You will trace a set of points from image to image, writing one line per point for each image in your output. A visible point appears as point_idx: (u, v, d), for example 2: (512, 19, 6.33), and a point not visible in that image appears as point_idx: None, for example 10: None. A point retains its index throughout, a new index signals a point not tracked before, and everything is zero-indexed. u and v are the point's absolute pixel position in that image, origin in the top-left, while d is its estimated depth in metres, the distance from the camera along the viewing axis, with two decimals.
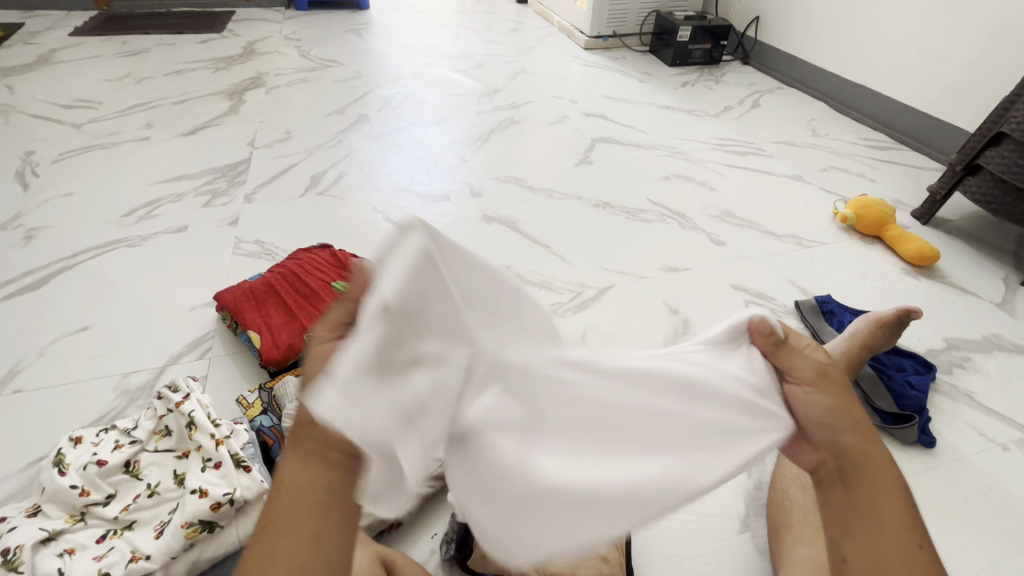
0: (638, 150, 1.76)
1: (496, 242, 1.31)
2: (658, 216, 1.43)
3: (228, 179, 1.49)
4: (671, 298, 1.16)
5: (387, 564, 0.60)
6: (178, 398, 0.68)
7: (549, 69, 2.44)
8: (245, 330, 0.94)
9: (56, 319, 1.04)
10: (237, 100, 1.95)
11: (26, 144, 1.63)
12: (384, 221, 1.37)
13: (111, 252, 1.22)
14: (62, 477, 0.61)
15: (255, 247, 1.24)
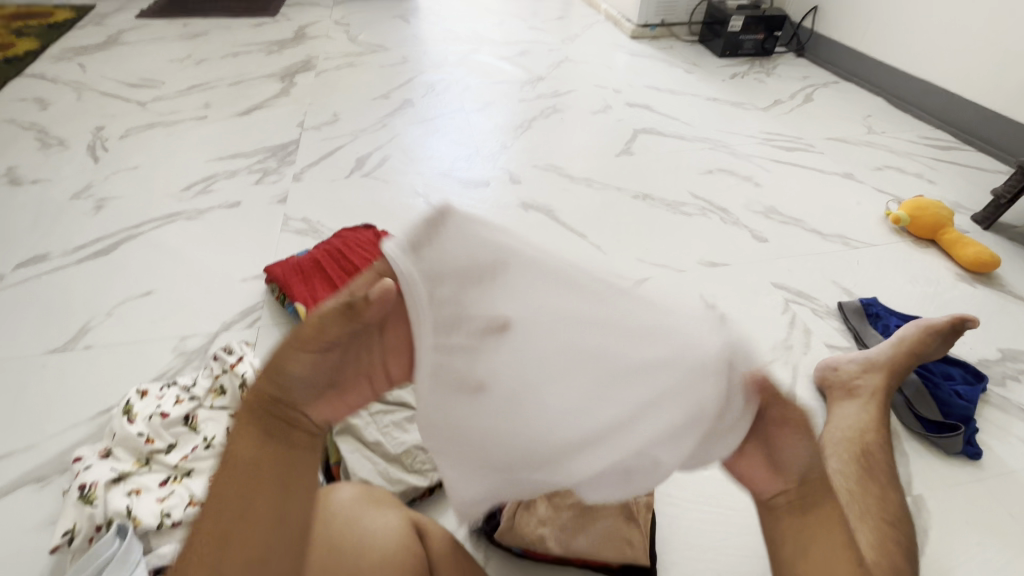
0: (681, 142, 1.74)
1: (534, 230, 1.32)
2: (699, 210, 1.41)
3: (279, 158, 1.55)
4: (708, 292, 1.15)
5: (417, 529, 0.62)
6: (233, 359, 0.73)
7: (593, 57, 2.41)
8: (292, 302, 0.99)
9: (122, 283, 1.12)
10: (289, 83, 2.02)
11: (97, 120, 1.74)
12: (424, 204, 1.40)
13: (171, 223, 1.29)
14: (131, 425, 0.67)
15: (303, 225, 1.30)
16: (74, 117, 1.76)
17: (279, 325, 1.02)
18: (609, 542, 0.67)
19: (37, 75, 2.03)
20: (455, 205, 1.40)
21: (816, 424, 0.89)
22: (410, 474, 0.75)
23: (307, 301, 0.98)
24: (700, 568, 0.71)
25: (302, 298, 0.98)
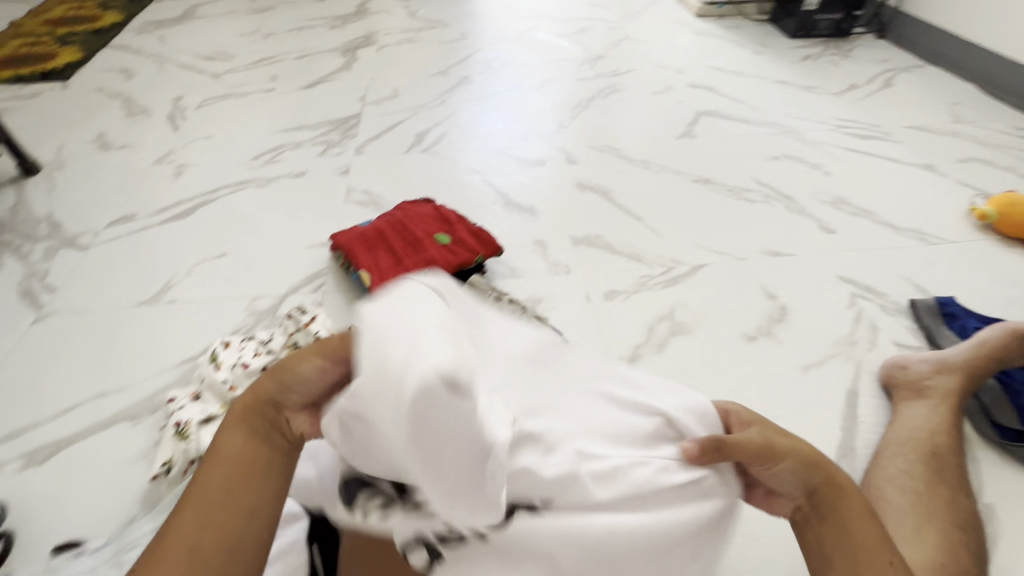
0: (745, 127, 1.67)
1: (589, 210, 1.31)
2: (762, 198, 1.36)
3: (341, 132, 1.60)
4: (769, 282, 1.12)
5: None
6: (307, 319, 0.78)
7: (654, 36, 2.34)
8: (357, 270, 1.02)
9: (199, 244, 1.19)
10: (351, 58, 2.06)
11: (175, 91, 1.84)
12: (480, 181, 1.41)
13: (243, 190, 1.36)
14: (217, 372, 0.72)
15: (364, 197, 1.34)
16: (155, 87, 1.87)
17: (343, 291, 1.06)
18: None
19: (122, 47, 2.15)
20: (510, 182, 1.41)
21: (881, 423, 0.86)
22: None
23: (371, 269, 1.02)
24: (751, 555, 0.71)
25: (367, 267, 1.02)
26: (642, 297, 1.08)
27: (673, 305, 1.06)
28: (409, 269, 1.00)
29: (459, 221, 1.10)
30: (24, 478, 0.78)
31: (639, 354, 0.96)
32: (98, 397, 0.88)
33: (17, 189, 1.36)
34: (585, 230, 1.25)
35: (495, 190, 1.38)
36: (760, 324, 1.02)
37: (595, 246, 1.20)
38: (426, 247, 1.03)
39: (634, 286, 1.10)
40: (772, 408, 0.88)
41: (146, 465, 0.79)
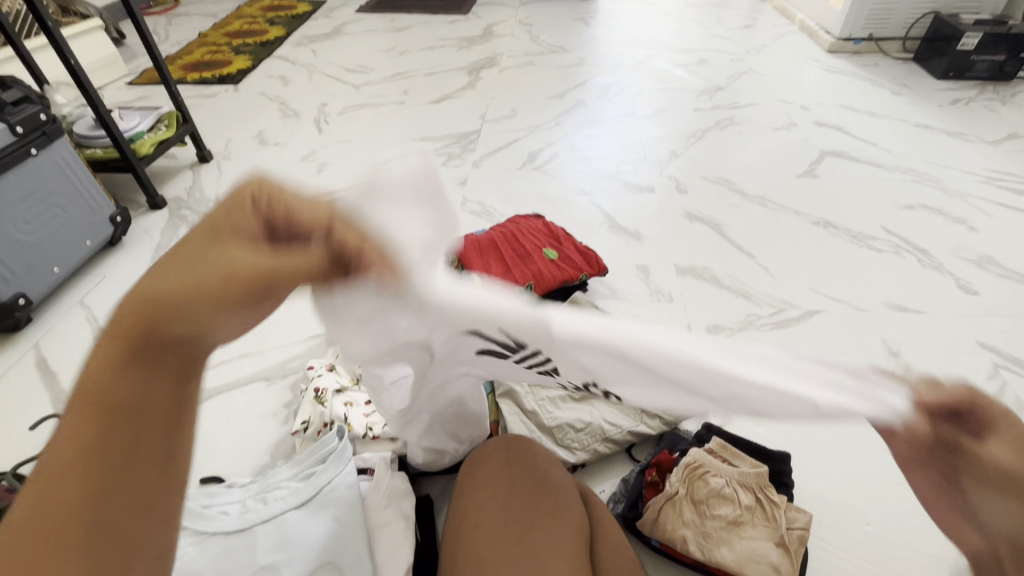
0: (877, 170, 1.56)
1: (697, 241, 1.30)
2: (891, 248, 1.27)
3: (461, 145, 1.71)
4: (893, 338, 1.04)
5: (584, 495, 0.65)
6: None
7: (780, 70, 2.26)
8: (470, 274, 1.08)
9: None
10: (475, 77, 2.21)
11: (322, 98, 2.08)
12: (588, 202, 1.45)
13: None
14: None
15: (478, 207, 1.43)
16: (306, 94, 2.12)
17: None
18: (754, 563, 0.65)
19: (282, 58, 2.47)
20: (616, 205, 1.43)
21: None
22: (558, 447, 0.81)
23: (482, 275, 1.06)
24: None
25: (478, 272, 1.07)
26: (748, 336, 1.05)
27: (780, 349, 1.02)
28: (518, 279, 1.05)
29: (567, 238, 1.14)
30: None
31: None
32: (243, 357, 1.02)
33: (194, 173, 1.60)
34: (690, 261, 1.24)
35: (601, 212, 1.41)
36: None
37: (700, 278, 1.19)
38: (535, 260, 1.08)
39: (739, 324, 1.08)
40: (887, 473, 0.82)
41: (278, 422, 0.90)
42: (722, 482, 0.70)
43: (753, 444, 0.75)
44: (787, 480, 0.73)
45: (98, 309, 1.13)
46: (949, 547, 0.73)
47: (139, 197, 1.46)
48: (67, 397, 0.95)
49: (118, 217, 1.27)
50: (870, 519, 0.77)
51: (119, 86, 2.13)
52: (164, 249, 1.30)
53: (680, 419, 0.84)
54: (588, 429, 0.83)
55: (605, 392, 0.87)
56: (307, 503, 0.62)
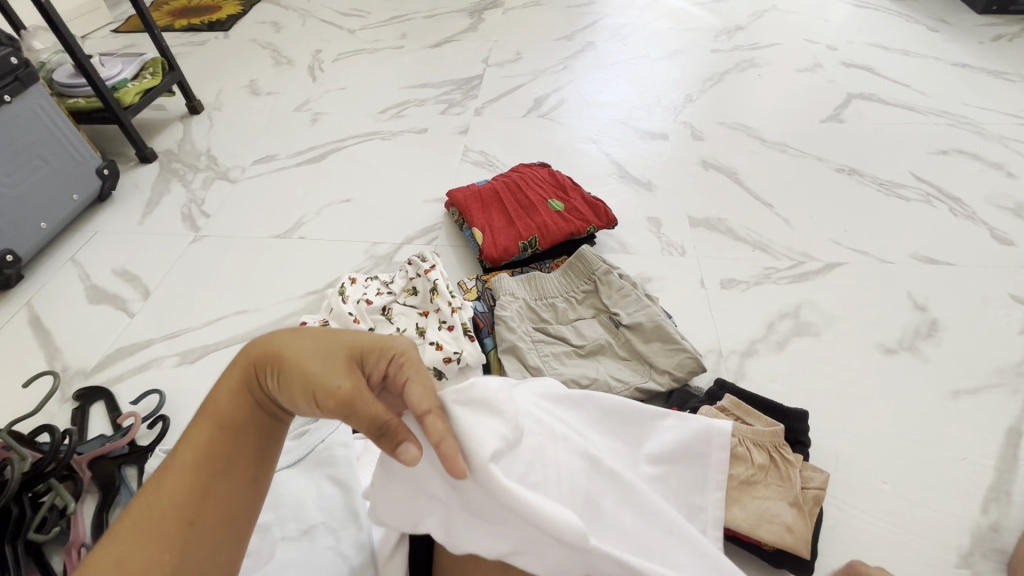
0: (908, 114, 1.45)
1: (712, 191, 1.23)
2: (921, 196, 1.19)
3: (463, 92, 1.62)
4: (919, 292, 0.98)
5: None
6: (426, 266, 0.79)
7: (807, 7, 2.09)
8: (470, 227, 1.03)
9: (328, 188, 1.28)
10: (477, 19, 2.07)
11: (316, 44, 1.96)
12: (596, 150, 1.37)
13: (369, 141, 1.43)
14: (343, 304, 0.77)
15: (480, 157, 1.35)
16: (299, 40, 2.00)
17: (454, 247, 1.09)
18: (766, 523, 0.61)
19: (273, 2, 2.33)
20: (627, 154, 1.35)
21: None
22: None
23: (483, 228, 1.01)
24: None
25: (480, 224, 1.01)
26: (764, 290, 1.00)
27: (798, 304, 0.97)
28: (522, 231, 0.99)
29: (574, 188, 1.07)
30: (179, 373, 0.90)
31: (754, 350, 0.89)
32: (238, 314, 0.99)
33: (185, 125, 1.53)
34: (704, 212, 1.17)
35: (611, 161, 1.33)
36: (903, 336, 0.91)
37: (715, 230, 1.13)
38: (540, 211, 1.02)
39: (755, 277, 1.02)
40: (908, 431, 0.78)
41: None
42: (735, 440, 0.67)
43: (769, 403, 0.71)
44: (803, 439, 0.69)
45: (90, 266, 1.10)
46: (970, 507, 0.70)
47: (128, 150, 1.41)
48: (62, 354, 0.94)
49: (104, 169, 1.22)
50: (888, 478, 0.73)
51: (104, 34, 2.03)
52: (156, 204, 1.25)
53: (691, 375, 0.80)
54: (593, 384, 0.79)
55: (612, 348, 0.83)
56: (300, 461, 0.61)
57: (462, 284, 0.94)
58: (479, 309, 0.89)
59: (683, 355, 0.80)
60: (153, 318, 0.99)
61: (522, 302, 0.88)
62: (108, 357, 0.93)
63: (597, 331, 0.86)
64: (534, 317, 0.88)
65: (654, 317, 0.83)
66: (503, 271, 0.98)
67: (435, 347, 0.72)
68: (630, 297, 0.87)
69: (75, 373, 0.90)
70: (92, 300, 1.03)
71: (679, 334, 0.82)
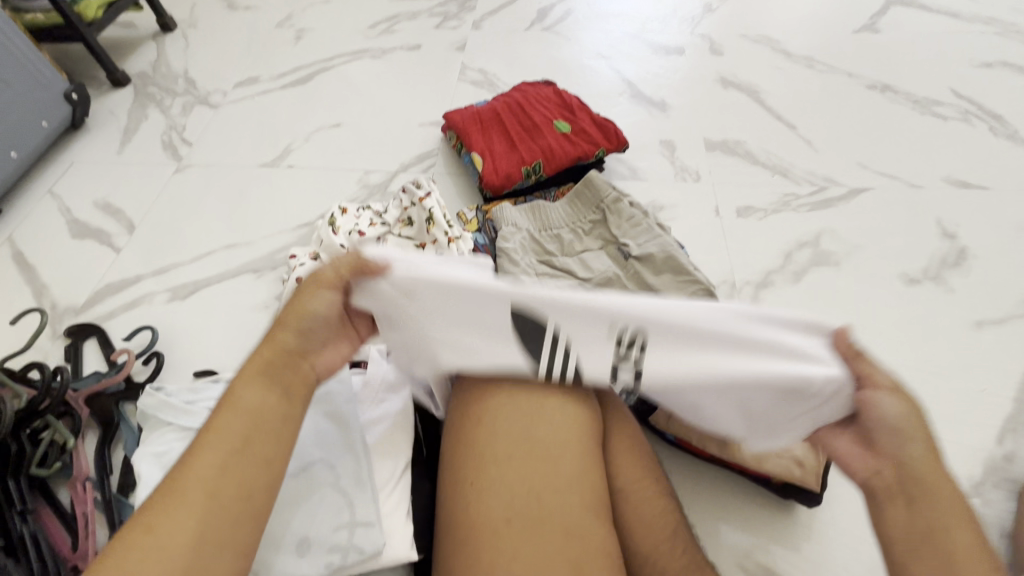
0: (953, 21, 1.31)
1: (731, 112, 1.13)
2: (959, 113, 1.09)
3: (459, 3, 1.46)
4: (949, 218, 0.92)
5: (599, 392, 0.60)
6: (421, 194, 0.73)
7: None
8: (469, 152, 0.95)
9: (316, 112, 1.18)
10: None
11: None
12: (606, 67, 1.25)
13: (358, 60, 1.31)
14: (334, 236, 0.72)
15: (479, 76, 1.24)
16: None
17: (453, 175, 1.02)
18: (774, 457, 0.61)
19: None
20: (639, 71, 1.24)
21: None
22: None
23: (483, 153, 0.94)
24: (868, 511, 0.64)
25: (479, 149, 0.94)
26: (783, 218, 0.94)
27: (819, 232, 0.91)
28: (525, 156, 0.92)
29: (581, 108, 0.98)
30: (172, 309, 0.87)
31: (769, 281, 0.85)
32: (228, 248, 0.94)
33: (157, 43, 1.40)
34: (722, 134, 1.09)
35: (622, 79, 1.22)
36: (929, 265, 0.86)
37: (733, 154, 1.05)
38: (544, 133, 0.94)
39: (774, 205, 0.96)
40: (926, 363, 0.75)
41: (270, 315, 0.85)
42: None
43: None
44: None
45: (69, 199, 1.04)
46: (984, 438, 0.69)
47: (99, 73, 1.30)
48: (50, 291, 0.90)
49: (73, 94, 1.13)
50: None
51: None
52: (133, 132, 1.17)
53: None
54: None
55: (620, 281, 0.79)
56: None
57: (461, 214, 0.88)
58: (480, 241, 0.84)
59: (696, 287, 0.76)
60: (140, 253, 0.95)
61: (526, 234, 0.83)
62: (97, 294, 0.90)
63: (605, 263, 0.81)
64: (538, 249, 0.83)
65: (666, 248, 0.78)
66: (505, 200, 0.92)
67: None
68: (641, 227, 0.81)
69: (65, 310, 0.88)
70: (76, 235, 0.98)
71: (692, 265, 0.77)
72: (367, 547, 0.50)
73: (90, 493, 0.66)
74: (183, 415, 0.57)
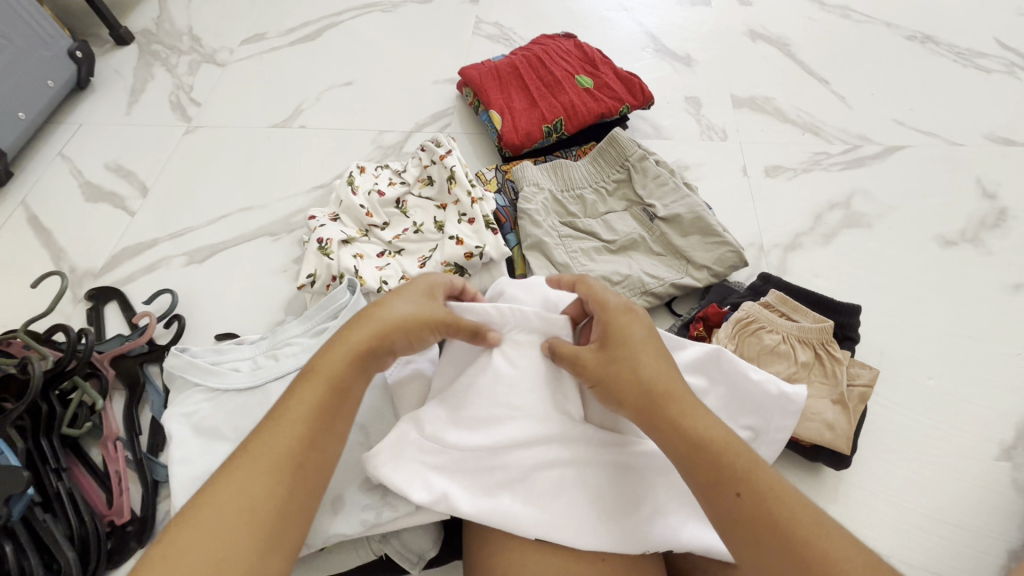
0: None
1: (760, 66, 1.08)
2: (1004, 66, 1.03)
3: None
4: (990, 177, 0.88)
5: None
6: (442, 151, 0.71)
7: None
8: (487, 110, 0.92)
9: (327, 70, 1.14)
10: None
11: None
12: (628, 20, 1.19)
13: (367, 14, 1.25)
14: (353, 196, 0.70)
15: (495, 30, 1.19)
16: None
17: (468, 135, 0.99)
18: (805, 421, 0.59)
19: None
20: (663, 23, 1.17)
21: None
22: None
23: (502, 110, 0.90)
24: (896, 474, 0.64)
25: (498, 106, 0.90)
26: (814, 177, 0.90)
27: (851, 193, 0.88)
28: (546, 113, 0.88)
29: (604, 62, 0.93)
30: (190, 273, 0.86)
31: (799, 243, 0.82)
32: (243, 211, 0.93)
33: None
34: (750, 90, 1.04)
35: (644, 32, 1.16)
36: (966, 227, 0.82)
37: (761, 111, 1.00)
38: (566, 89, 0.90)
39: (804, 164, 0.92)
40: (960, 326, 0.73)
41: (288, 278, 0.85)
42: (778, 338, 0.64)
43: (818, 296, 0.66)
44: (853, 335, 0.64)
45: (80, 162, 1.02)
46: (1017, 402, 0.67)
47: (101, 30, 1.26)
48: (68, 255, 0.90)
49: (77, 51, 1.09)
50: (933, 373, 0.70)
51: None
52: (140, 91, 1.14)
53: (731, 270, 0.74)
54: (626, 281, 0.73)
55: (645, 243, 0.77)
56: None
57: (480, 174, 0.85)
58: (500, 202, 0.82)
59: (724, 250, 0.73)
60: (155, 217, 0.94)
61: (548, 195, 0.80)
62: (114, 258, 0.89)
63: (629, 225, 0.79)
64: (561, 211, 0.80)
65: (694, 208, 0.76)
66: (525, 160, 0.89)
67: (456, 242, 0.66)
68: (667, 187, 0.79)
69: (83, 274, 0.87)
70: (89, 199, 0.97)
71: (721, 226, 0.75)
72: (401, 506, 0.50)
73: (122, 453, 0.67)
74: (210, 377, 0.57)
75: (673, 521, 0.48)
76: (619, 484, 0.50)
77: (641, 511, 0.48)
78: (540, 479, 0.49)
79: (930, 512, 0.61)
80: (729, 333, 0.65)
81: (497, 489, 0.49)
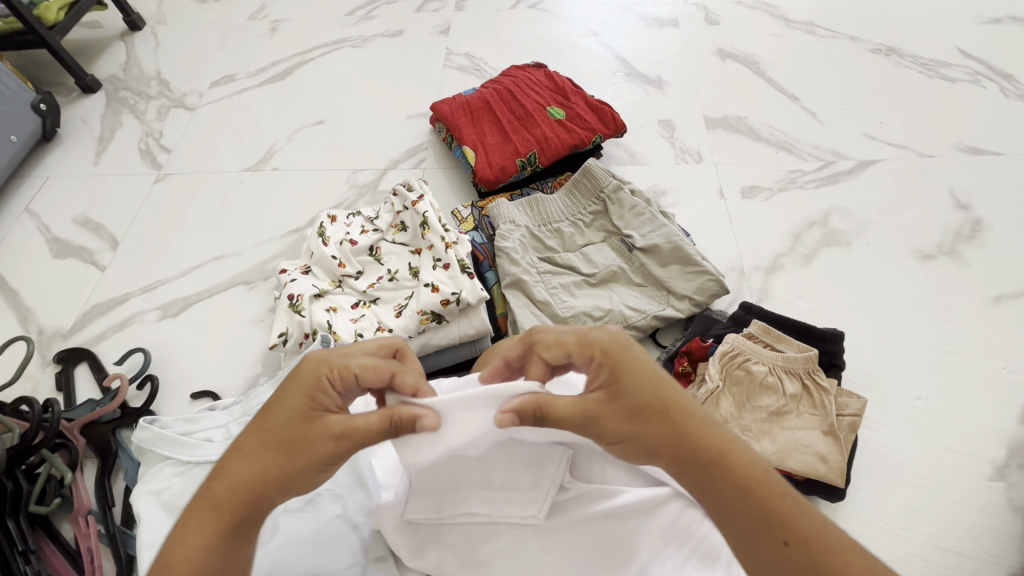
0: None
1: (731, 85, 1.08)
2: (968, 75, 1.05)
3: None
4: (962, 188, 0.88)
5: None
6: (414, 197, 0.70)
7: None
8: (460, 145, 0.91)
9: (298, 110, 1.13)
10: None
11: None
12: (598, 45, 1.19)
13: (338, 50, 1.25)
14: (325, 247, 0.69)
15: (465, 61, 1.19)
16: None
17: (444, 170, 0.98)
18: (798, 455, 0.58)
19: None
20: (633, 46, 1.18)
21: None
22: None
23: (475, 146, 0.89)
24: (891, 500, 0.63)
25: (470, 142, 0.90)
26: (790, 196, 0.90)
27: (827, 210, 0.88)
28: (519, 147, 0.88)
29: (575, 92, 0.93)
30: (163, 329, 0.84)
31: (779, 265, 0.82)
32: (216, 260, 0.91)
33: (125, 42, 1.33)
34: (722, 110, 1.04)
35: (614, 56, 1.17)
36: (944, 239, 0.83)
37: (734, 131, 1.01)
38: (538, 122, 0.90)
39: (780, 183, 0.92)
40: (944, 342, 0.73)
41: (264, 328, 0.83)
42: (765, 369, 0.63)
43: (801, 324, 0.65)
44: (838, 362, 0.64)
45: (47, 216, 1.00)
46: (1006, 419, 0.67)
47: (67, 79, 1.24)
48: (36, 315, 0.87)
49: (41, 104, 1.08)
50: (921, 394, 0.69)
51: None
52: (109, 140, 1.12)
53: (713, 299, 0.73)
54: (607, 316, 0.72)
55: (625, 275, 0.76)
56: None
57: (456, 213, 0.84)
58: (477, 240, 0.81)
59: (704, 278, 0.73)
60: (125, 271, 0.91)
61: (525, 231, 0.79)
62: (83, 316, 0.87)
63: (608, 256, 0.78)
64: (538, 246, 0.79)
65: (672, 238, 0.75)
66: (500, 194, 0.88)
67: (431, 289, 0.64)
68: (644, 216, 0.78)
69: (52, 336, 0.85)
70: (57, 255, 0.94)
71: (699, 254, 0.75)
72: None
73: (94, 527, 0.64)
74: (178, 449, 0.55)
75: (669, 567, 0.45)
76: (602, 536, 0.47)
77: (632, 564, 0.45)
78: (527, 538, 0.47)
79: (930, 539, 0.60)
80: (717, 364, 0.64)
81: (484, 558, 0.48)
